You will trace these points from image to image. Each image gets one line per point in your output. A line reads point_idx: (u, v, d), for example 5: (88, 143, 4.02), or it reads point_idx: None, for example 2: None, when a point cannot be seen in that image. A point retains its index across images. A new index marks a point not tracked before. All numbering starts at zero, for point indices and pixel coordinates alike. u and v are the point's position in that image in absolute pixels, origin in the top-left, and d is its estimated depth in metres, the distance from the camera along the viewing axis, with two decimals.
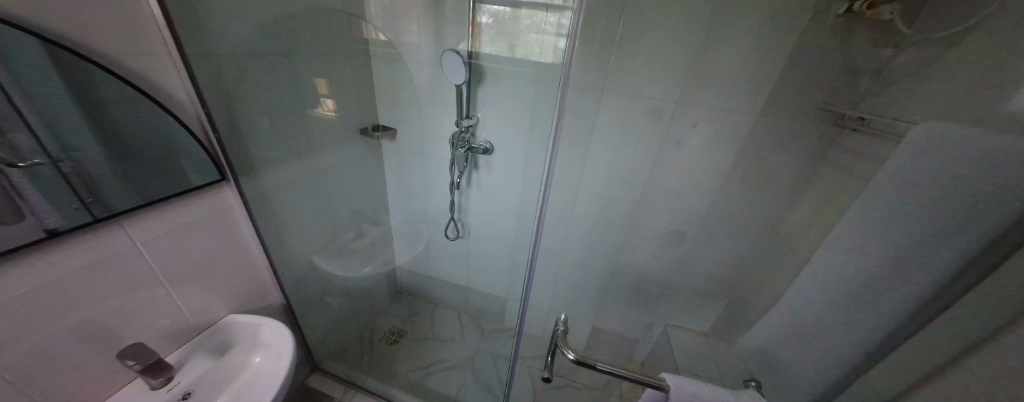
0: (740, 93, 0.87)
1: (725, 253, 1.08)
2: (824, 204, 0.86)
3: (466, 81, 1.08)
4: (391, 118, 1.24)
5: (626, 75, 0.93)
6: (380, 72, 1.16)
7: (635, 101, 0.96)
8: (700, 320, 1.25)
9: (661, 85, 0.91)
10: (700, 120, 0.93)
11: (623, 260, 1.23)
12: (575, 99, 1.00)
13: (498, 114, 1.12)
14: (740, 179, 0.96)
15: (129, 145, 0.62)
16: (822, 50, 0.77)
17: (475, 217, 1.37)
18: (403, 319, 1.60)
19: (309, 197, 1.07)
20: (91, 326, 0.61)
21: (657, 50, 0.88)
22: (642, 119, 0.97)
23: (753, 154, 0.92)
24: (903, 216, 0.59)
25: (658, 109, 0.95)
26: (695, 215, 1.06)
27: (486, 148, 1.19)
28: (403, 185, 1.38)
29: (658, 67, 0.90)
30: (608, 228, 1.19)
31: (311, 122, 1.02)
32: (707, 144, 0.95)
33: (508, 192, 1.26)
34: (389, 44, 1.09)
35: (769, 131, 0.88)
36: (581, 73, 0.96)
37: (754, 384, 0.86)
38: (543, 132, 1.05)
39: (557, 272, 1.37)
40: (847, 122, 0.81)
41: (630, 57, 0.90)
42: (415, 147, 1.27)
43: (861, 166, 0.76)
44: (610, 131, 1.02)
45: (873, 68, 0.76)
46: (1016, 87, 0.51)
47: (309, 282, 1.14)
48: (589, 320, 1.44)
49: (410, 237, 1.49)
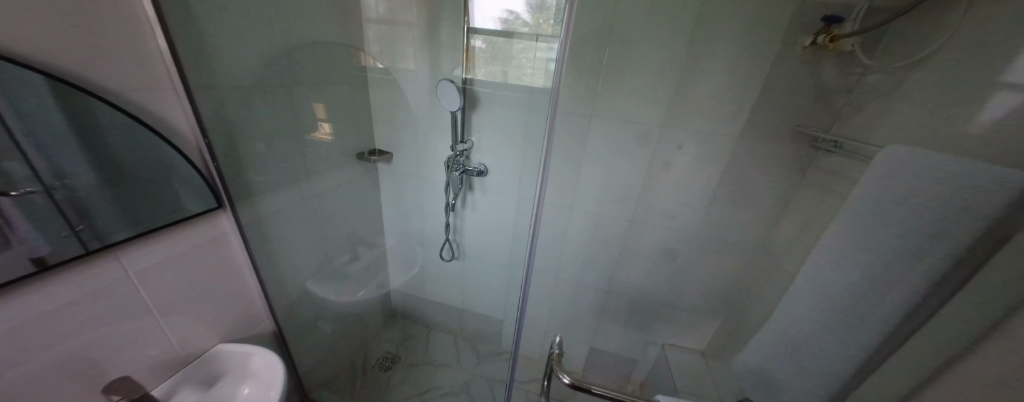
0: (720, 116, 0.92)
1: (716, 270, 1.10)
2: (805, 221, 0.89)
3: (461, 107, 1.12)
4: (387, 142, 1.27)
5: (613, 101, 0.98)
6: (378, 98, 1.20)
7: (623, 125, 1.00)
8: (697, 339, 1.25)
9: (646, 110, 0.96)
10: (684, 142, 0.97)
11: (617, 279, 1.24)
12: (566, 124, 1.05)
13: (492, 138, 1.16)
14: (726, 198, 0.99)
15: (125, 173, 0.63)
16: (794, 77, 0.83)
17: (470, 238, 1.38)
18: (397, 344, 1.56)
19: (305, 221, 1.07)
20: (75, 359, 0.59)
21: (641, 78, 0.93)
22: (631, 141, 1.01)
23: (736, 174, 0.96)
24: (879, 232, 0.62)
25: (644, 132, 0.99)
26: (686, 233, 1.08)
27: (480, 170, 1.21)
28: (399, 206, 1.39)
29: (642, 93, 0.95)
30: (602, 247, 1.20)
31: (309, 148, 1.04)
32: (692, 164, 0.99)
33: (503, 213, 1.28)
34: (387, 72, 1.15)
35: (750, 152, 0.93)
36: (571, 100, 1.01)
37: None
38: (536, 155, 1.08)
39: (553, 292, 1.37)
40: (822, 144, 0.85)
41: (615, 84, 0.96)
42: (410, 169, 1.30)
43: (839, 184, 0.80)
44: (601, 154, 1.06)
45: (844, 91, 0.81)
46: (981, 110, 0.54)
47: (303, 307, 1.12)
48: (587, 341, 1.42)
49: (405, 259, 1.49)
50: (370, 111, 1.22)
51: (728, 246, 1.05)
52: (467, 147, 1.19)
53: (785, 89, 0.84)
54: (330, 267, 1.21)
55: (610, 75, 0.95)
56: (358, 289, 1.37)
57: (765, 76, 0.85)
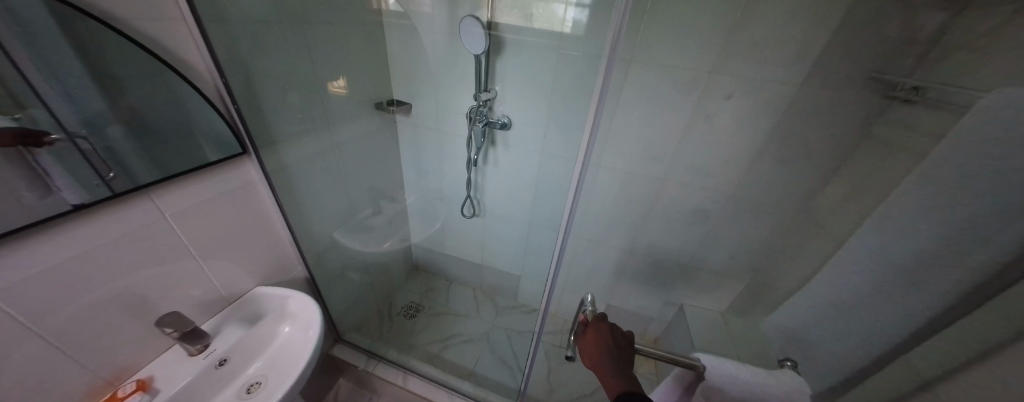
0: (781, 60, 0.80)
1: (749, 233, 1.05)
2: (863, 182, 0.82)
3: (484, 52, 1.02)
4: (405, 92, 1.20)
5: (657, 43, 0.87)
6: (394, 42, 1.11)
7: (665, 72, 0.90)
8: (718, 300, 1.24)
9: (695, 53, 0.85)
10: (734, 92, 0.87)
11: (642, 239, 1.22)
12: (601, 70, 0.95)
13: (518, 88, 1.08)
14: (773, 156, 0.92)
15: (149, 117, 0.61)
16: (884, 10, 0.69)
17: (491, 195, 1.36)
18: (420, 295, 1.64)
19: (327, 173, 1.06)
20: (126, 295, 0.63)
21: (693, 15, 0.81)
22: (674, 90, 0.91)
23: (789, 128, 0.87)
24: (979, 196, 0.54)
25: (689, 80, 0.89)
26: (721, 193, 1.02)
27: (503, 122, 1.15)
28: (418, 161, 1.36)
29: (694, 33, 0.83)
30: (628, 207, 1.16)
31: (327, 95, 0.99)
32: (739, 117, 0.89)
33: (526, 169, 1.24)
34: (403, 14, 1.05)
35: (809, 104, 0.83)
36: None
37: (789, 365, 0.77)
38: (568, 107, 1.01)
39: (573, 250, 1.37)
40: (899, 92, 0.74)
41: (661, 23, 0.84)
42: (430, 122, 1.24)
43: (915, 141, 0.71)
44: (637, 105, 0.97)
45: (935, 31, 0.68)
46: None
47: (331, 257, 1.16)
48: (605, 298, 1.45)
49: (426, 215, 1.49)
50: (387, 57, 1.14)
51: (766, 208, 0.99)
52: (490, 97, 1.11)
53: (868, 26, 0.72)
54: (355, 219, 1.23)
55: (656, 11, 0.83)
56: (381, 242, 1.40)
57: (846, 9, 0.72)
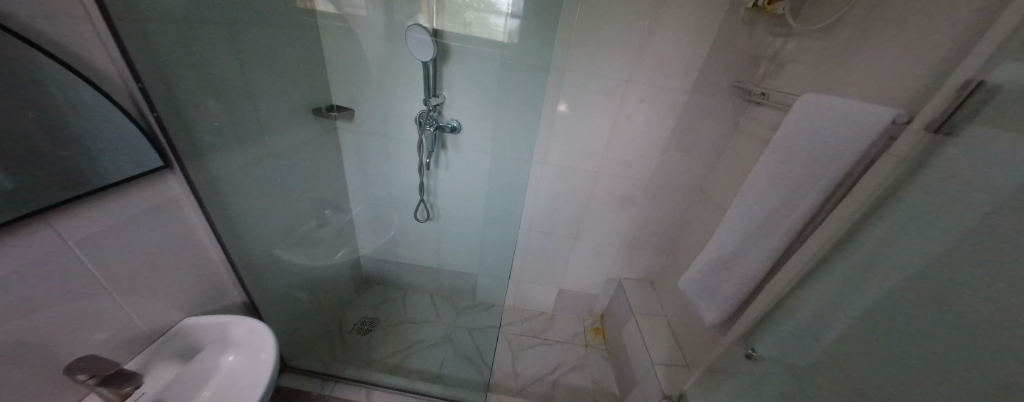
0: (675, 72, 1.02)
1: (664, 211, 1.29)
2: (732, 163, 1.08)
3: (431, 59, 1.06)
4: (346, 97, 1.17)
5: (583, 56, 1.02)
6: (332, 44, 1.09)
7: (592, 80, 1.06)
8: (647, 271, 1.48)
9: (614, 66, 1.03)
10: (645, 97, 1.07)
11: (585, 225, 1.38)
12: (539, 78, 1.07)
13: (465, 93, 1.14)
14: (677, 148, 1.15)
15: (8, 146, 0.48)
16: (737, 35, 0.95)
17: (445, 198, 1.39)
18: (375, 308, 1.56)
19: (264, 185, 0.98)
20: (23, 340, 0.52)
21: (608, 34, 0.98)
22: (600, 96, 1.08)
23: (686, 125, 1.10)
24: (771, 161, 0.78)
25: (611, 87, 1.06)
26: (642, 181, 1.23)
27: (453, 126, 1.19)
28: (365, 168, 1.32)
29: (609, 48, 1.00)
30: (572, 198, 1.31)
31: (260, 101, 0.93)
32: (651, 117, 1.10)
33: (477, 170, 1.30)
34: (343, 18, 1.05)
35: (697, 106, 1.07)
36: (543, 55, 1.03)
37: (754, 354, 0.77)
38: (516, 112, 1.14)
39: (525, 243, 1.48)
40: (753, 97, 1.00)
41: (584, 39, 1.00)
42: (376, 127, 1.22)
43: (762, 131, 0.97)
44: (572, 108, 1.12)
45: (769, 56, 0.97)
46: (868, 68, 0.71)
47: (272, 276, 1.06)
48: (556, 284, 1.59)
49: (377, 223, 1.45)
50: (325, 62, 1.10)
51: (676, 190, 1.23)
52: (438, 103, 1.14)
53: (728, 47, 0.97)
54: (297, 234, 1.14)
55: (579, 28, 0.98)
56: (326, 256, 1.31)
57: (714, 34, 0.95)
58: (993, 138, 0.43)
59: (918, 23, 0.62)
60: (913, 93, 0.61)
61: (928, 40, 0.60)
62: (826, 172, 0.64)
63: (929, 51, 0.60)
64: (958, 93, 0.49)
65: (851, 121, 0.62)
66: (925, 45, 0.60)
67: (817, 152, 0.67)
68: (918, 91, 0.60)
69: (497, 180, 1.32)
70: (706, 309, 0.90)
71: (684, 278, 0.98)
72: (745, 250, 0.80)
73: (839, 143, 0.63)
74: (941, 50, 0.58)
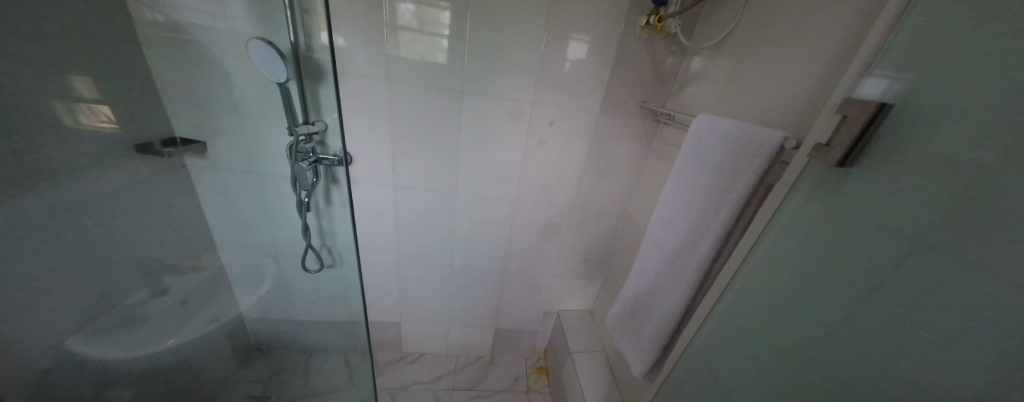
0: (584, 93, 0.96)
1: (591, 237, 1.21)
2: (649, 185, 1.03)
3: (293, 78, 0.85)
4: (194, 129, 0.96)
5: (482, 76, 0.92)
6: (171, 62, 0.87)
7: (495, 101, 0.95)
8: (587, 300, 1.38)
9: (517, 86, 0.94)
10: (555, 119, 0.99)
11: (511, 258, 1.25)
12: (437, 98, 0.94)
13: (354, 117, 0.96)
14: (596, 171, 1.08)
15: None
16: (637, 53, 0.91)
17: (345, 242, 1.17)
18: (264, 383, 1.30)
19: (52, 255, 0.72)
20: None
21: (507, 52, 0.89)
22: (508, 118, 0.98)
23: (600, 146, 1.04)
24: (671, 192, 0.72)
25: (517, 109, 0.97)
26: (566, 207, 1.14)
27: (341, 158, 0.97)
28: (234, 214, 1.10)
29: (509, 68, 0.91)
30: (494, 230, 1.18)
31: (48, 142, 0.69)
32: (564, 141, 1.02)
33: (378, 206, 1.11)
34: (179, 30, 0.84)
35: (608, 127, 1.01)
36: (438, 73, 0.92)
37: None
38: (416, 140, 1.00)
39: (448, 283, 1.31)
40: (660, 117, 0.97)
41: (480, 59, 0.90)
42: (241, 164, 1.02)
43: (672, 152, 0.94)
44: (479, 133, 1.00)
45: (671, 75, 0.95)
46: (751, 87, 0.69)
47: (60, 380, 0.76)
48: (491, 324, 1.42)
49: (252, 277, 1.23)
50: (159, 89, 0.89)
51: (599, 214, 1.16)
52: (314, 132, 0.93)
53: (630, 66, 0.93)
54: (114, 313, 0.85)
55: (474, 45, 0.89)
56: (172, 334, 1.01)
57: (615, 52, 0.91)
58: (875, 163, 0.38)
59: (790, 43, 0.61)
60: (800, 112, 0.57)
61: (807, 58, 0.57)
62: (727, 201, 0.57)
63: (809, 69, 0.57)
64: (839, 113, 0.41)
65: (739, 148, 0.56)
66: (801, 66, 0.58)
67: (717, 179, 0.60)
68: (804, 111, 0.56)
69: (406, 217, 1.14)
70: (633, 355, 0.79)
71: (610, 317, 0.89)
72: (662, 287, 0.72)
73: (736, 170, 0.56)
74: (819, 68, 0.55)
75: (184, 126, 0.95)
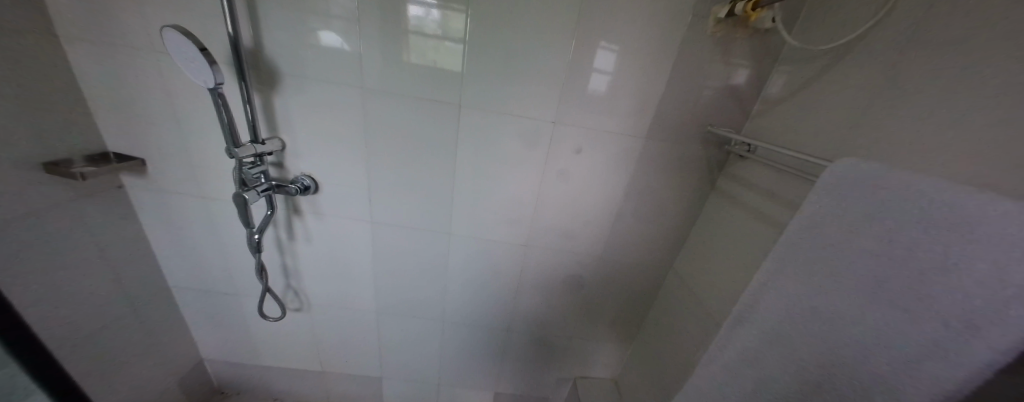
0: (625, 110, 0.70)
1: (623, 295, 0.93)
2: (710, 238, 0.75)
3: (241, 83, 0.62)
4: (128, 143, 0.75)
5: (491, 86, 0.68)
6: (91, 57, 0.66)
7: (504, 120, 0.71)
8: (611, 368, 1.09)
9: (538, 99, 0.69)
10: (584, 145, 0.73)
11: (517, 313, 0.99)
12: (427, 113, 0.71)
13: (322, 135, 0.73)
14: (635, 213, 0.81)
15: None
16: (706, 58, 0.65)
17: (313, 284, 0.94)
18: None
19: None
20: None
21: (527, 54, 0.66)
22: (523, 142, 0.73)
23: (643, 183, 0.77)
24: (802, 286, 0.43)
25: (535, 130, 0.72)
26: (592, 257, 0.87)
27: (303, 185, 0.77)
28: (178, 245, 0.89)
29: (529, 75, 0.67)
30: (497, 280, 0.93)
31: None
32: (594, 173, 0.76)
33: (354, 244, 0.88)
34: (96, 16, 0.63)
35: (657, 157, 0.74)
36: (429, 80, 0.68)
37: None
38: (401, 166, 0.77)
39: (438, 337, 1.06)
40: (734, 147, 0.69)
41: (491, 63, 0.67)
42: (184, 188, 0.81)
43: (750, 197, 0.65)
44: (482, 160, 0.75)
45: (753, 90, 0.67)
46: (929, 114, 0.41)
47: None
48: (490, 387, 1.16)
49: (206, 317, 1.02)
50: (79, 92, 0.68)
51: (637, 268, 0.88)
52: (266, 152, 0.70)
53: (694, 76, 0.67)
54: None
55: (481, 45, 0.65)
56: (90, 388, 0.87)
57: (676, 54, 0.65)
58: None
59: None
60: None
61: None
62: (953, 345, 0.31)
63: None
64: None
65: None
66: None
67: (912, 285, 0.34)
68: None
69: (387, 258, 0.90)
70: None
71: None
72: None
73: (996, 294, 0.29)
74: None
75: (116, 140, 0.74)
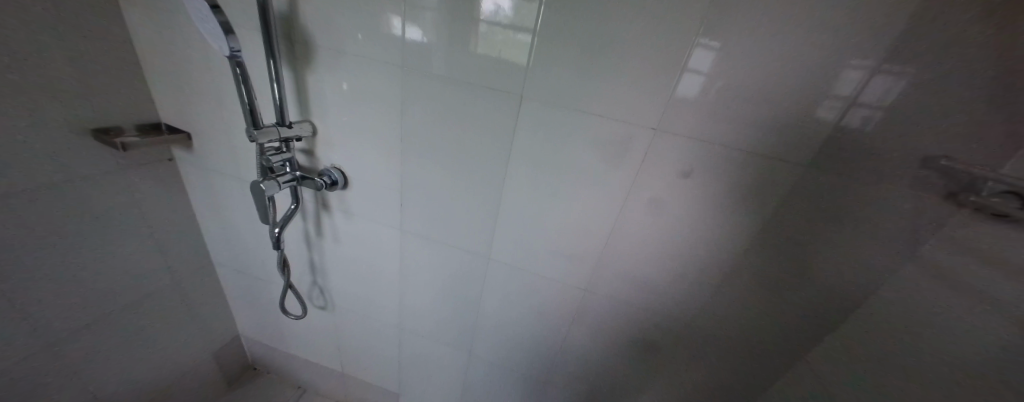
0: (780, 123, 0.44)
1: (713, 380, 0.66)
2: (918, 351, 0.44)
3: (269, 59, 0.53)
4: (179, 116, 0.73)
5: (565, 76, 0.49)
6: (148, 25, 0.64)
7: (579, 125, 0.51)
8: None
9: (635, 99, 0.47)
10: (695, 170, 0.49)
11: (559, 365, 0.79)
12: (476, 108, 0.54)
13: (354, 123, 0.61)
14: (757, 276, 0.54)
15: None
16: (924, 58, 0.37)
17: (338, 286, 0.86)
18: None
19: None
20: None
21: (627, 32, 0.44)
22: (601, 156, 0.52)
23: (786, 235, 0.50)
24: None
25: (623, 142, 0.50)
26: (675, 320, 0.63)
27: (331, 180, 0.66)
28: (220, 224, 0.87)
29: (625, 63, 0.46)
30: (539, 321, 0.74)
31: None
32: (702, 209, 0.52)
33: (381, 253, 0.76)
34: None
35: (810, 206, 0.47)
36: (482, 64, 0.51)
37: None
38: (440, 169, 0.61)
39: (463, 369, 0.90)
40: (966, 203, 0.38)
41: (571, 46, 0.47)
42: (225, 167, 0.77)
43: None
44: (542, 175, 0.56)
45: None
46: None
47: None
48: None
49: (244, 297, 1.01)
50: (141, 61, 0.68)
51: (750, 352, 0.61)
52: (293, 137, 0.60)
53: (885, 79, 0.38)
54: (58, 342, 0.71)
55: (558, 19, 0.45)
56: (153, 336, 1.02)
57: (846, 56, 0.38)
58: None
59: None
60: None
61: None
62: None
63: None
64: None
65: None
66: None
67: None
68: None
69: (415, 273, 0.77)
70: None
71: None
72: None
73: None
74: None
75: (172, 113, 0.73)
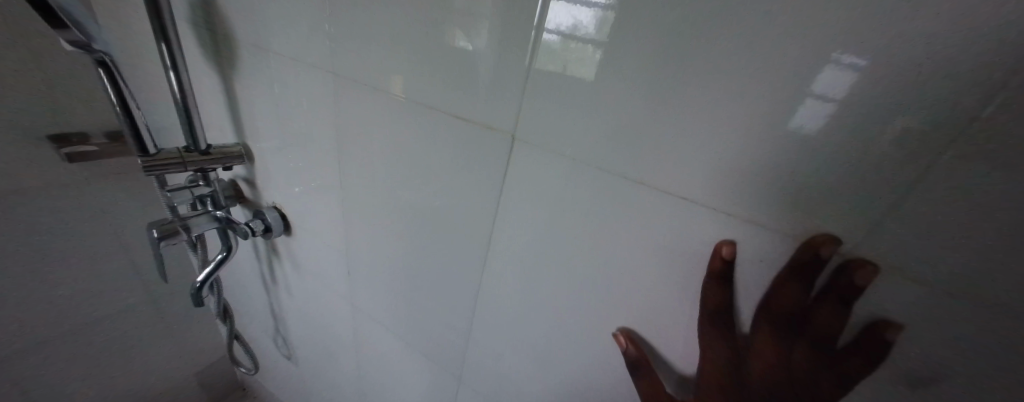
0: None
1: None
2: None
3: (164, 47, 0.36)
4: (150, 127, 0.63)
5: (596, 118, 0.22)
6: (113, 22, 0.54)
7: (615, 206, 0.24)
8: None
9: (771, 191, 0.19)
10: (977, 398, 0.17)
11: None
12: (429, 141, 0.31)
13: (292, 156, 0.42)
14: None
15: None
16: None
17: (297, 343, 0.69)
18: None
19: None
20: None
21: (778, 32, 0.16)
22: (660, 273, 0.25)
23: None
24: None
25: (720, 269, 0.22)
26: None
27: (265, 227, 0.48)
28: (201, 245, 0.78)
29: (757, 109, 0.18)
30: None
31: None
32: None
33: (320, 308, 0.57)
34: None
35: None
36: (439, 69, 0.27)
37: None
38: (398, 235, 0.40)
39: None
40: None
41: (618, 64, 0.20)
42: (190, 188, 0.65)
43: None
44: (533, 270, 0.31)
45: None
46: None
47: None
48: None
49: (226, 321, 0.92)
50: None
51: None
52: (210, 165, 0.44)
53: None
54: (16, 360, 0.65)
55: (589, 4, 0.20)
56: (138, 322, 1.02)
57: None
58: None
59: None
60: None
61: None
62: None
63: None
64: None
65: None
66: None
67: None
68: None
69: (373, 358, 0.56)
70: None
71: None
72: None
73: None
74: None
75: (135, 115, 0.63)
